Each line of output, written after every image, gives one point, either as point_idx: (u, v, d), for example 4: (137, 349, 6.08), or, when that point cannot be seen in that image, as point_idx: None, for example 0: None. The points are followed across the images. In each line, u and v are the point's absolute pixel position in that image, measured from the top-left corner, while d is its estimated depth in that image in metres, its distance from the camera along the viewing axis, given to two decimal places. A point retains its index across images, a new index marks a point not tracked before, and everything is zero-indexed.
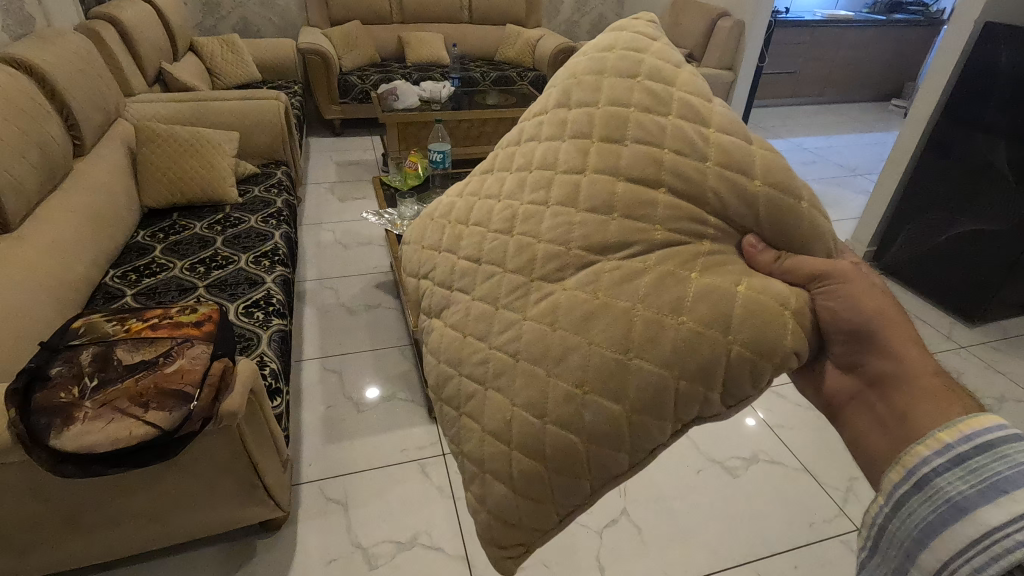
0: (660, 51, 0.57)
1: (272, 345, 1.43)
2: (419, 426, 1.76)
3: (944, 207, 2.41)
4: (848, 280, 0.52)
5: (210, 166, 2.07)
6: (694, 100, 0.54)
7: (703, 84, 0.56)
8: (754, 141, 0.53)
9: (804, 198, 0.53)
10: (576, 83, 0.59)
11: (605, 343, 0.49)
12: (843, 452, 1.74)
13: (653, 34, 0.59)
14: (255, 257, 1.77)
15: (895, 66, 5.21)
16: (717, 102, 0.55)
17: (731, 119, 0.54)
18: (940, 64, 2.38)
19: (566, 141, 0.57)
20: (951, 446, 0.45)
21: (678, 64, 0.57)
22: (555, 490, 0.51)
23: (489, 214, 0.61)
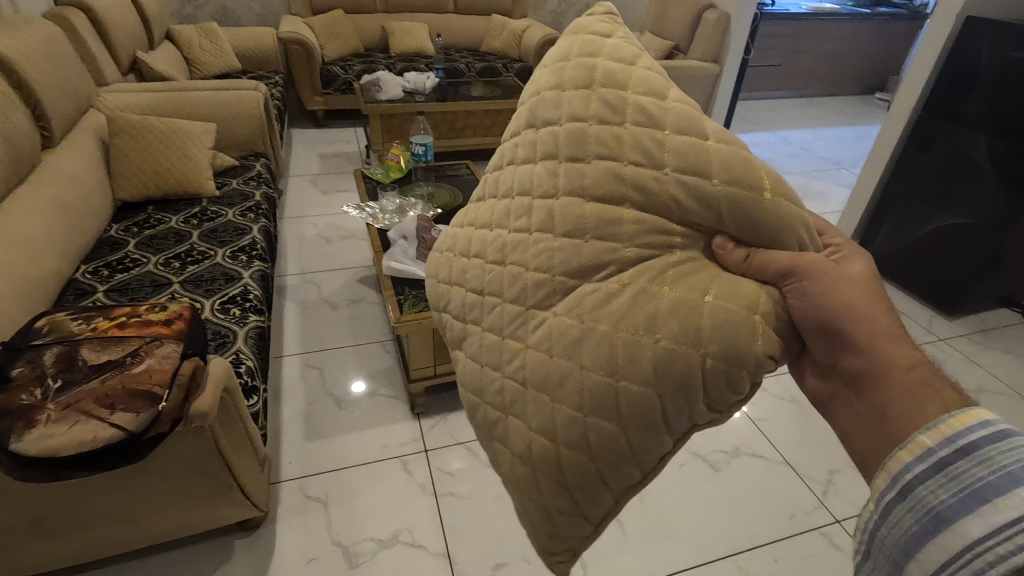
0: (613, 50, 0.56)
1: (249, 343, 1.40)
2: (401, 423, 1.74)
3: (925, 201, 2.43)
4: (820, 276, 0.50)
5: (187, 158, 2.02)
6: (644, 100, 0.52)
7: (661, 77, 0.54)
8: (711, 135, 0.51)
9: (766, 191, 0.50)
10: (540, 101, 0.59)
11: (595, 367, 0.50)
12: (825, 445, 1.75)
13: (610, 30, 0.58)
14: (231, 252, 1.73)
15: (878, 60, 5.25)
16: (671, 91, 0.53)
17: (686, 113, 0.52)
18: (923, 58, 2.40)
19: (538, 164, 0.57)
20: (935, 449, 0.43)
21: (634, 57, 0.56)
22: (580, 502, 0.53)
23: (484, 243, 0.61)
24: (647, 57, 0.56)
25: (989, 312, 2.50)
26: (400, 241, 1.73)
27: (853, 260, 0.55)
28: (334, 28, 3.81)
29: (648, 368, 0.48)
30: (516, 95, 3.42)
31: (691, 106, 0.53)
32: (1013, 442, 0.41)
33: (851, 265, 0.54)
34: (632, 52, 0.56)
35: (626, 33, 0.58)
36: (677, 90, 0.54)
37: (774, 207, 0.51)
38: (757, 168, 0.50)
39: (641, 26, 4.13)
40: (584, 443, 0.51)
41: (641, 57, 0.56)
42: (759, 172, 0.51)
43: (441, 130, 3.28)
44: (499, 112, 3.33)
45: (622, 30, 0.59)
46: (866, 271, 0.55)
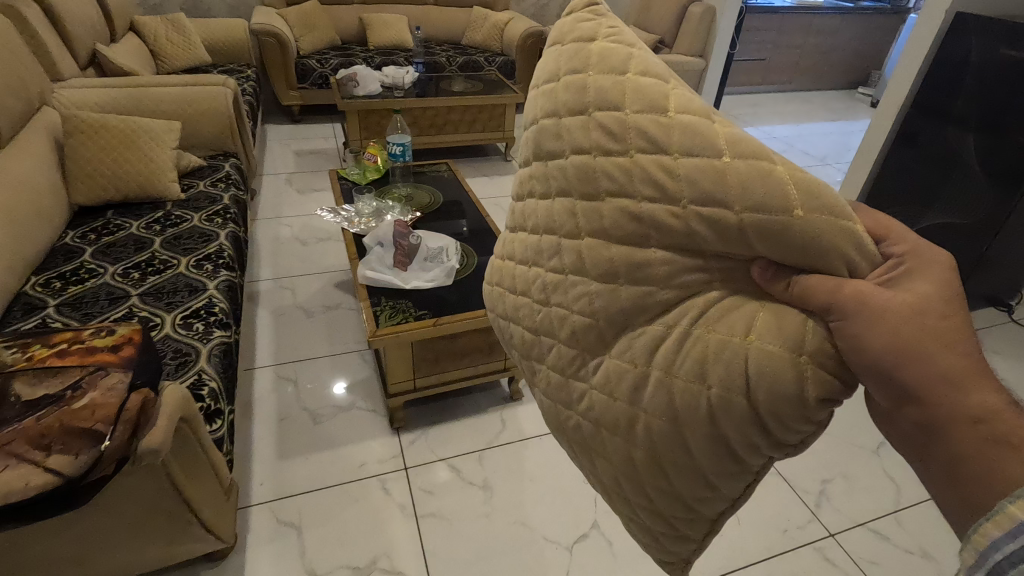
0: (602, 59, 0.49)
1: (213, 362, 1.31)
2: (380, 439, 1.66)
3: (913, 200, 2.39)
4: (864, 310, 0.40)
5: (148, 159, 1.90)
6: (646, 121, 0.46)
7: (662, 76, 0.48)
8: (727, 151, 0.44)
9: (795, 210, 0.42)
10: (540, 130, 0.54)
11: (658, 414, 0.47)
12: (818, 454, 1.71)
13: (601, 31, 0.51)
14: (196, 260, 1.63)
15: (861, 54, 5.24)
16: (673, 89, 0.47)
17: (696, 122, 0.45)
18: (911, 55, 2.35)
19: (555, 200, 0.53)
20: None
21: (627, 55, 0.49)
22: (679, 526, 0.53)
23: (529, 283, 0.57)
24: (644, 50, 0.49)
25: (977, 310, 2.47)
26: (376, 247, 1.63)
27: (921, 270, 0.43)
28: (309, 20, 3.67)
29: (703, 417, 0.45)
30: (499, 89, 3.33)
31: (698, 113, 0.45)
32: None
33: (913, 279, 0.42)
34: (623, 51, 0.49)
35: (615, 25, 0.52)
36: (688, 88, 0.49)
37: (810, 226, 0.42)
38: (771, 185, 0.42)
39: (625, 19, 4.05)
40: (664, 481, 0.50)
41: (638, 49, 0.49)
42: (783, 181, 0.43)
43: (421, 127, 3.17)
44: (482, 108, 3.23)
45: (610, 23, 0.52)
46: (939, 287, 0.42)
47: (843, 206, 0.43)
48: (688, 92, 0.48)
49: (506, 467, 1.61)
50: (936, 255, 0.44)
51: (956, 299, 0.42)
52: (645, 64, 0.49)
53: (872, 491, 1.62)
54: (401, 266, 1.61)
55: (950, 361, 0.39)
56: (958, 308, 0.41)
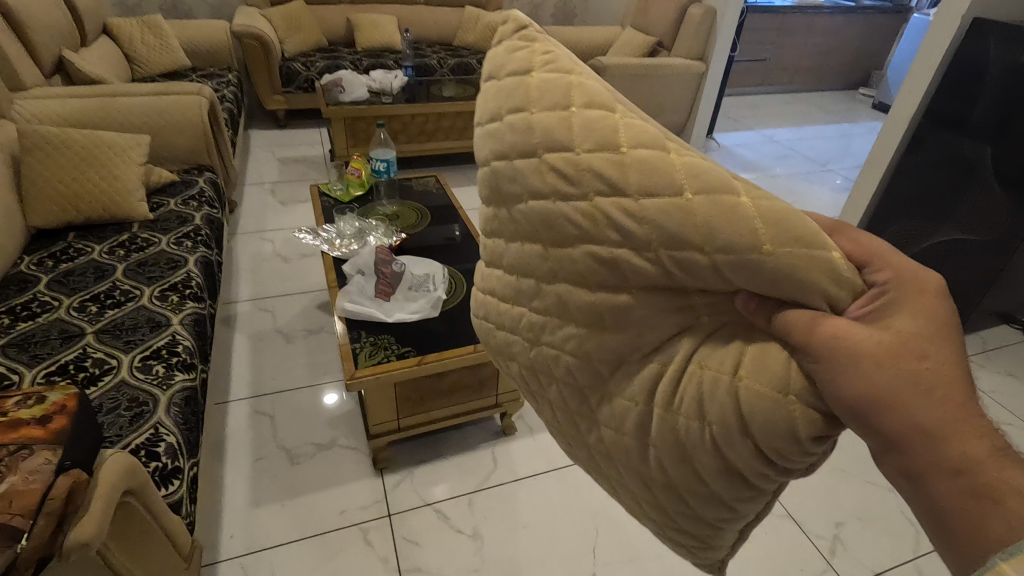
0: (541, 95, 0.45)
1: (172, 413, 1.19)
2: (363, 481, 1.55)
3: (922, 215, 2.29)
4: (836, 354, 0.39)
5: (113, 177, 1.77)
6: (599, 162, 0.42)
7: (607, 105, 0.44)
8: (691, 189, 0.41)
9: (764, 245, 0.39)
10: (494, 175, 0.48)
11: (665, 450, 0.45)
12: (829, 494, 1.60)
13: (539, 62, 0.46)
14: (161, 291, 1.50)
15: (863, 55, 5.14)
16: (618, 120, 0.43)
17: (652, 151, 0.42)
18: (922, 62, 2.25)
19: (521, 246, 0.49)
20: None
21: (565, 82, 0.45)
22: (707, 541, 0.52)
23: (515, 323, 0.52)
24: (584, 76, 0.45)
25: (989, 328, 2.37)
26: (356, 276, 1.52)
27: (901, 305, 0.41)
28: (294, 21, 3.54)
29: (707, 449, 0.43)
30: None
31: (652, 145, 0.42)
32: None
33: (892, 315, 0.41)
34: (560, 80, 0.45)
35: (548, 54, 0.47)
36: (635, 108, 0.45)
37: (778, 262, 0.39)
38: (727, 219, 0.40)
39: (623, 19, 3.91)
40: (684, 507, 0.48)
41: (577, 74, 0.45)
42: (748, 215, 0.40)
43: (410, 134, 3.04)
44: None
45: (544, 48, 0.48)
46: (922, 325, 0.40)
47: (815, 233, 0.41)
48: (639, 116, 0.44)
49: (495, 509, 1.50)
50: (917, 284, 0.42)
51: (938, 337, 0.40)
52: (588, 93, 0.44)
53: (891, 534, 1.52)
54: (383, 297, 1.49)
55: (928, 410, 0.39)
56: (943, 351, 0.40)
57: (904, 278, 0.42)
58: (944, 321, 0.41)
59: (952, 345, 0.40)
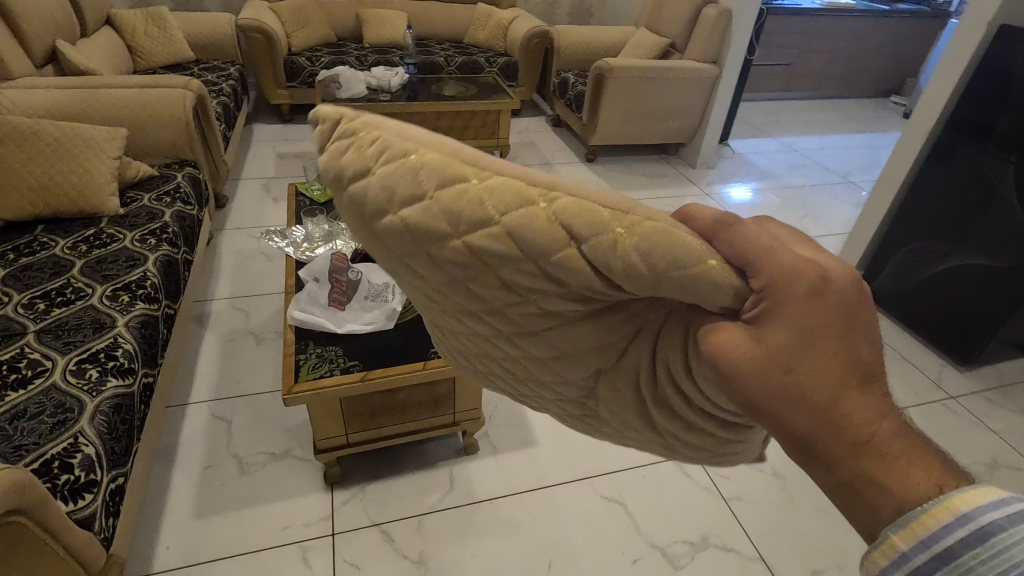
0: (393, 196, 0.35)
1: (96, 421, 1.14)
2: (313, 495, 1.49)
3: (938, 237, 2.13)
4: (719, 363, 0.36)
5: (82, 170, 1.74)
6: (477, 234, 0.35)
7: (456, 169, 0.35)
8: (575, 241, 0.35)
9: (660, 270, 0.36)
10: (399, 269, 0.41)
11: (674, 425, 0.47)
12: (806, 536, 1.50)
13: (371, 155, 0.36)
14: (113, 290, 1.46)
15: (895, 61, 4.89)
16: (468, 185, 0.34)
17: (509, 194, 0.34)
18: (944, 70, 2.08)
19: (437, 304, 0.43)
20: (910, 555, 0.36)
21: (401, 173, 0.35)
22: (731, 459, 0.53)
23: (488, 368, 0.51)
24: (423, 152, 0.35)
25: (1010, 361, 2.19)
26: (310, 283, 1.46)
27: (784, 307, 0.35)
28: (301, 15, 3.52)
29: (696, 412, 0.44)
30: (492, 94, 3.12)
31: (514, 179, 0.35)
32: (998, 543, 0.35)
33: (776, 323, 0.35)
34: (403, 174, 0.35)
35: (374, 142, 0.36)
36: (475, 155, 0.36)
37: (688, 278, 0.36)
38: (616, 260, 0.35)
39: (638, 19, 3.78)
40: (706, 449, 0.50)
41: (415, 153, 0.35)
42: (630, 253, 0.35)
43: None
44: (471, 114, 3.01)
45: (371, 137, 0.37)
46: (801, 335, 0.35)
47: (689, 243, 0.36)
48: (494, 166, 0.35)
49: (446, 532, 1.43)
50: (807, 278, 0.35)
51: (825, 342, 0.35)
52: (437, 167, 0.35)
53: None
54: (336, 306, 1.43)
55: (807, 420, 0.36)
56: (830, 354, 0.35)
57: (789, 276, 0.35)
58: (839, 319, 0.35)
59: (846, 346, 0.35)
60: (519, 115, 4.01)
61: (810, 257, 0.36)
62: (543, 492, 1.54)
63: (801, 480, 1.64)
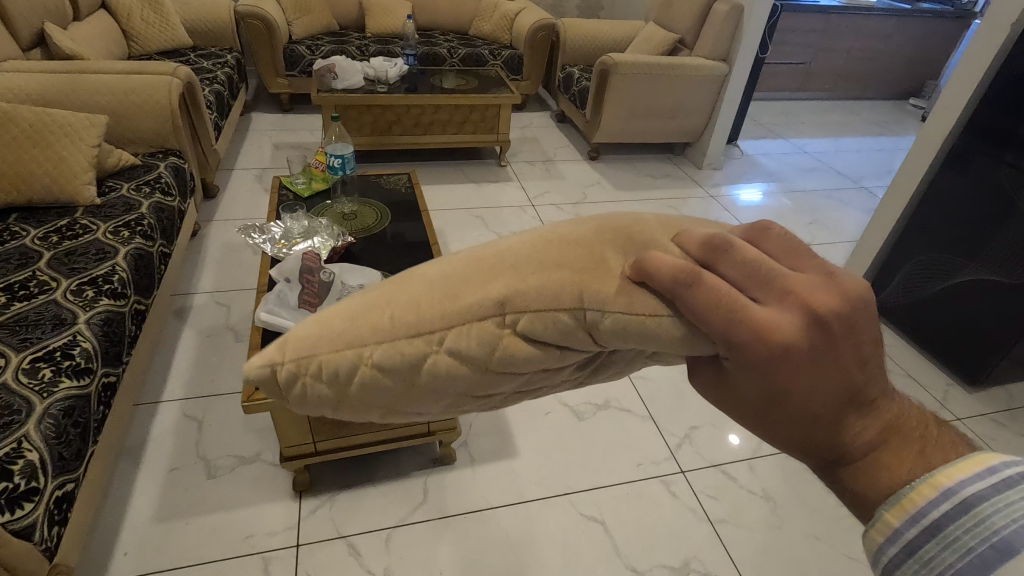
0: (373, 391, 0.39)
1: (44, 425, 1.09)
2: (278, 503, 1.44)
3: (952, 250, 2.03)
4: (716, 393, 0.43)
5: (58, 158, 1.69)
6: (469, 370, 0.39)
7: (410, 348, 0.38)
8: (561, 349, 0.40)
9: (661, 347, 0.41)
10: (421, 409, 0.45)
11: None
12: (795, 561, 1.43)
13: (329, 380, 0.39)
14: (77, 285, 1.41)
15: (915, 62, 4.72)
16: (433, 357, 0.38)
17: (472, 338, 0.38)
18: (962, 73, 1.97)
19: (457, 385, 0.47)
20: (902, 531, 0.39)
21: (371, 382, 0.39)
22: None
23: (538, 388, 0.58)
24: (368, 351, 0.38)
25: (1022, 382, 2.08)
26: (280, 284, 1.40)
27: (751, 370, 0.39)
28: (303, 2, 3.45)
29: None
30: (492, 88, 3.04)
31: (464, 324, 0.38)
32: (980, 514, 0.37)
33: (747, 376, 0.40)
34: (367, 378, 0.39)
35: (318, 368, 0.39)
36: (408, 321, 0.38)
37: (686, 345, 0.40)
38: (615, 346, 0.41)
39: (648, 14, 3.68)
40: None
41: (366, 358, 0.38)
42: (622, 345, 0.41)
43: (405, 125, 2.91)
44: (471, 108, 2.94)
45: (308, 368, 0.39)
46: (770, 388, 0.39)
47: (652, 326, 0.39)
48: (431, 321, 0.38)
49: (414, 548, 1.37)
50: (768, 347, 0.38)
51: (795, 391, 0.39)
52: (390, 354, 0.38)
53: None
54: (308, 307, 1.36)
55: (787, 441, 0.42)
56: (802, 400, 0.39)
57: (749, 345, 0.38)
58: (802, 377, 0.38)
59: (816, 390, 0.39)
60: (523, 110, 3.93)
61: (772, 316, 0.38)
62: (517, 509, 1.47)
63: (791, 503, 1.56)
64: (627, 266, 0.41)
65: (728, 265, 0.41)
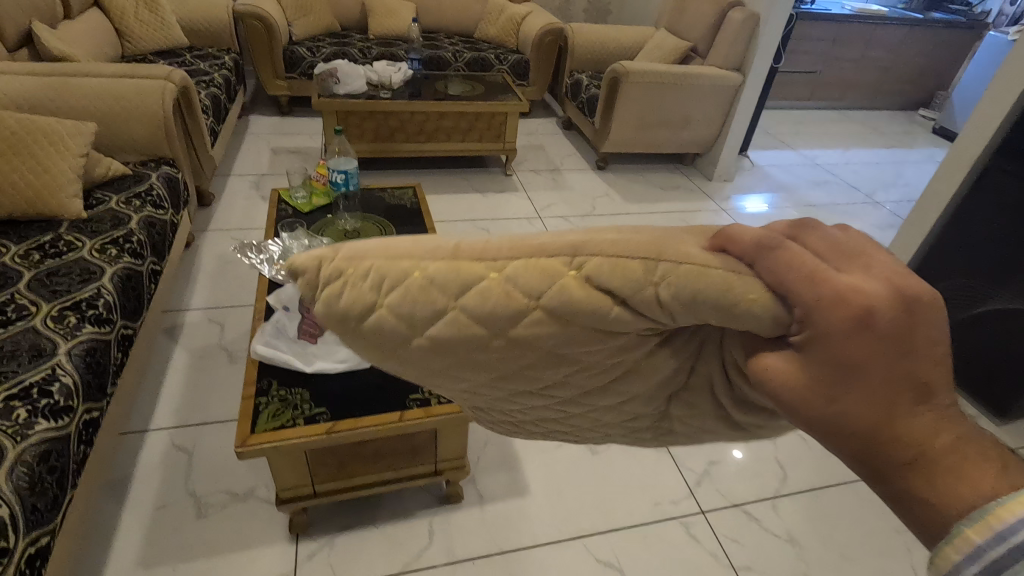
0: (410, 307, 0.32)
1: (15, 474, 0.99)
2: (274, 546, 1.34)
3: (980, 276, 1.93)
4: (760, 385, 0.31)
5: (41, 169, 1.58)
6: (511, 305, 0.31)
7: (467, 269, 0.31)
8: (617, 301, 0.31)
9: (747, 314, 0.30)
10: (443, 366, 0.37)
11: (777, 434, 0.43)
12: None
13: (370, 289, 0.32)
14: (59, 310, 1.31)
15: (926, 72, 4.65)
16: (486, 282, 0.31)
17: (531, 268, 0.31)
18: (993, 95, 1.91)
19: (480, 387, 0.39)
20: (987, 548, 0.28)
21: (412, 297, 0.32)
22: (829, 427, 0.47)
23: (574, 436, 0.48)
24: (424, 264, 0.32)
25: None
26: (278, 314, 1.30)
27: (825, 343, 0.28)
28: (304, 2, 3.35)
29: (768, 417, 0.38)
30: (499, 94, 2.94)
31: (525, 249, 0.31)
32: None
33: (819, 352, 0.28)
34: (409, 292, 0.32)
35: (369, 273, 0.33)
36: (472, 247, 0.32)
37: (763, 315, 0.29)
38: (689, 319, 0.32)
39: (658, 20, 3.58)
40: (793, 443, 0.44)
41: (419, 268, 0.32)
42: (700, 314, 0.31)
43: (407, 132, 2.81)
44: (476, 116, 2.84)
45: (358, 271, 0.33)
46: (847, 362, 0.28)
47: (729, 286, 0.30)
48: (497, 250, 0.31)
49: None
50: (853, 311, 0.27)
51: (879, 372, 0.28)
52: (444, 272, 0.31)
53: None
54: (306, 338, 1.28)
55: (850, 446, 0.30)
56: (880, 383, 0.28)
57: (831, 307, 0.28)
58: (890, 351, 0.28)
59: (901, 374, 0.28)
60: (529, 116, 3.84)
61: (861, 276, 0.28)
62: (525, 554, 1.37)
63: (818, 548, 1.47)
64: (709, 235, 0.33)
65: (812, 234, 0.31)
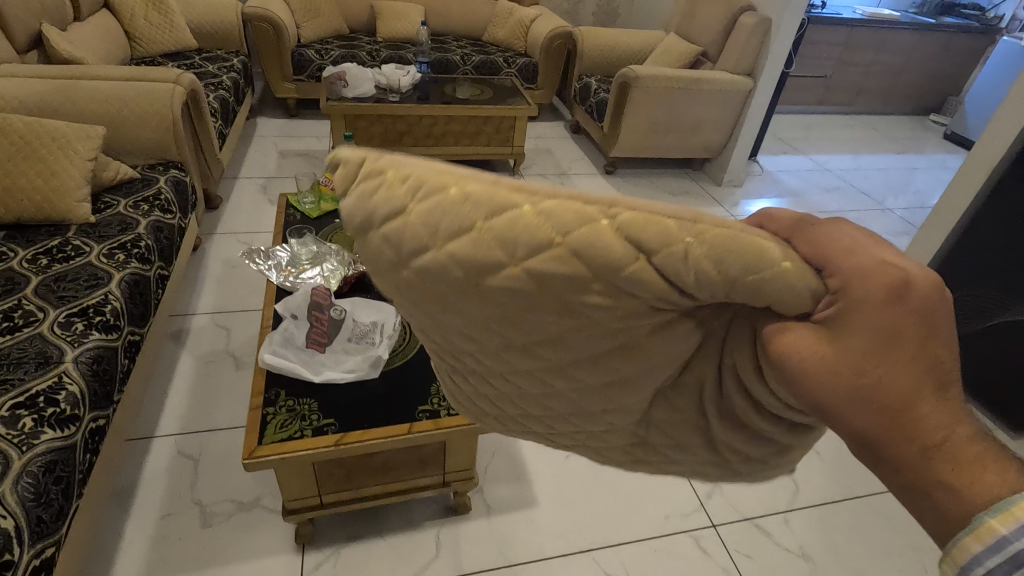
0: (437, 218, 0.29)
1: (20, 484, 0.98)
2: (278, 556, 1.33)
3: (997, 287, 1.90)
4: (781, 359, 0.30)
5: (49, 173, 1.57)
6: (536, 237, 0.29)
7: (506, 196, 0.29)
8: (643, 255, 0.28)
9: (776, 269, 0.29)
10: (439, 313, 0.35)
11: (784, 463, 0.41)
12: None
13: (405, 192, 0.30)
14: (66, 316, 1.30)
15: (938, 78, 4.61)
16: (521, 211, 0.28)
17: (567, 208, 0.28)
18: (1010, 106, 1.92)
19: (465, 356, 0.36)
20: (1010, 539, 0.29)
21: (442, 208, 0.29)
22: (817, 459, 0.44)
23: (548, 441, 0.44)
24: (464, 183, 0.29)
25: None
26: (287, 321, 1.30)
27: (861, 310, 0.28)
28: (312, 5, 3.34)
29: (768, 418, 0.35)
30: (508, 98, 2.92)
31: (571, 190, 0.29)
32: None
33: (854, 320, 0.28)
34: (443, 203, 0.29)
35: (407, 178, 0.30)
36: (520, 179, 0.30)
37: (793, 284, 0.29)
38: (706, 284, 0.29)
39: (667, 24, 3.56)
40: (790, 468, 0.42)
41: (456, 184, 0.29)
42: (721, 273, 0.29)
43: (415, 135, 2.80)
44: (484, 120, 2.83)
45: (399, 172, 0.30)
46: (883, 327, 0.28)
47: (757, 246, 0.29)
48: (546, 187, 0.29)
49: None
50: (886, 279, 0.28)
51: (912, 341, 0.28)
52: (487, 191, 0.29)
53: None
54: (315, 347, 1.27)
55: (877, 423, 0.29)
56: (913, 355, 0.28)
57: (866, 275, 0.28)
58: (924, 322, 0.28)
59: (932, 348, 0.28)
60: (536, 120, 3.82)
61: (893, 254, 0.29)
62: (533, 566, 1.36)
63: (831, 563, 1.45)
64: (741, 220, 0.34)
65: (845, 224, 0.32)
